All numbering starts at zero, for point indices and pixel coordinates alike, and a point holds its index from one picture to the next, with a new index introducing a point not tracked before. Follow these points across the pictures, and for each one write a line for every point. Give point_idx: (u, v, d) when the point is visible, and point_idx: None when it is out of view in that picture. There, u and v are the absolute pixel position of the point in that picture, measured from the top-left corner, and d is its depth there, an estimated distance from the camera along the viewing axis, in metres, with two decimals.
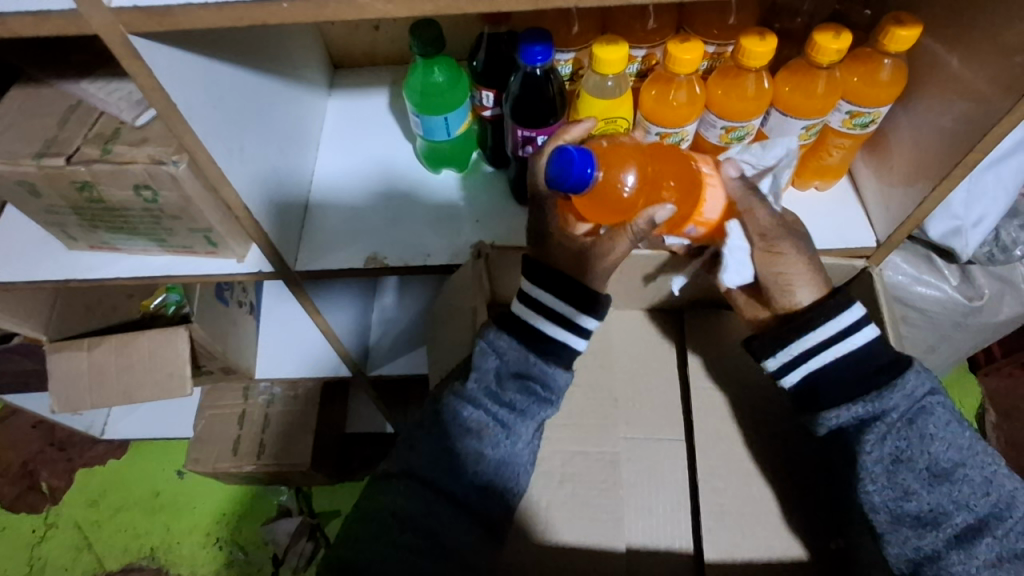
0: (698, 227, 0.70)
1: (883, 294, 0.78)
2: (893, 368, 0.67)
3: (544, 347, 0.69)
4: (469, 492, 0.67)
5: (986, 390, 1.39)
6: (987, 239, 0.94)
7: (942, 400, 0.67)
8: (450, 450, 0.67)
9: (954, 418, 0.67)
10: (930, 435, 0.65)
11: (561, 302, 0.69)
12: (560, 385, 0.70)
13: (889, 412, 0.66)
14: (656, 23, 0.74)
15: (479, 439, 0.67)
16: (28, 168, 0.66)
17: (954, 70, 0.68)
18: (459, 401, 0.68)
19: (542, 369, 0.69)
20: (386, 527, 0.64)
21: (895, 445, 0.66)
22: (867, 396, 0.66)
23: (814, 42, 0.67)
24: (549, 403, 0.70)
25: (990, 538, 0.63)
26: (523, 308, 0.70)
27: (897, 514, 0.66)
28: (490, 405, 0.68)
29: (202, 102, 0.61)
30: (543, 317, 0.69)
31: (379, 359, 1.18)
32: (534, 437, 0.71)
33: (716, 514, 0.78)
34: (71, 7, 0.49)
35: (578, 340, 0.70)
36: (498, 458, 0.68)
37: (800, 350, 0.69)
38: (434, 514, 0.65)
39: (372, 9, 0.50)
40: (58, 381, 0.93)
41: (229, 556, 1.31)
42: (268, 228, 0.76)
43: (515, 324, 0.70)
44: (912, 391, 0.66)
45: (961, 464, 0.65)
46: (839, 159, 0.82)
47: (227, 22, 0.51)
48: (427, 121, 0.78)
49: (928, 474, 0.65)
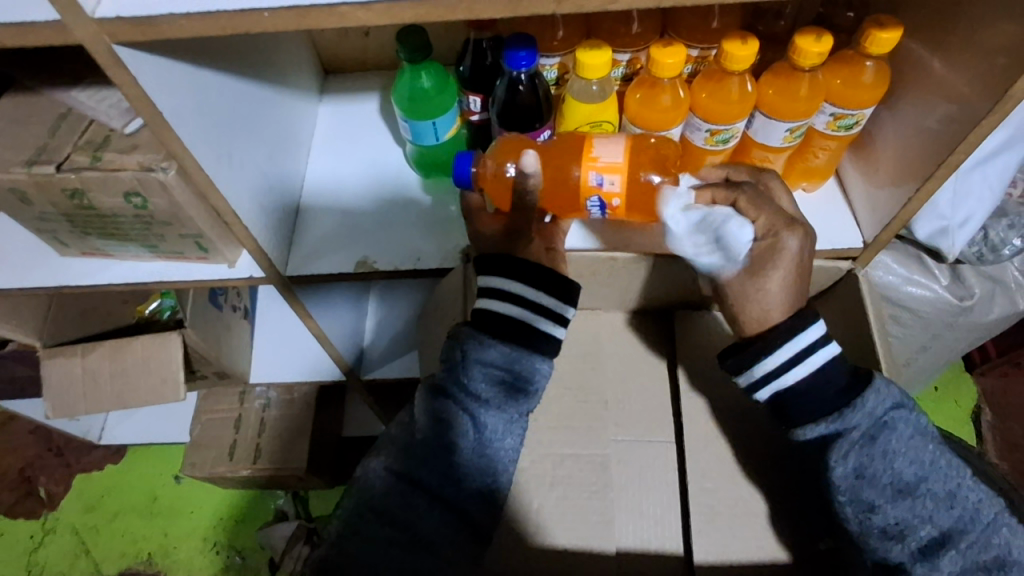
0: (602, 172, 0.66)
1: (868, 294, 0.81)
2: (855, 387, 0.68)
3: (516, 334, 0.69)
4: (441, 483, 0.66)
5: (982, 388, 1.39)
6: (976, 239, 0.95)
7: (907, 415, 0.67)
8: (423, 441, 0.68)
9: (918, 432, 0.67)
10: (892, 451, 0.66)
11: (537, 292, 0.70)
12: (530, 371, 0.69)
13: (851, 430, 0.67)
14: (641, 28, 0.74)
15: (451, 429, 0.67)
16: (19, 176, 0.67)
17: (935, 71, 0.69)
18: (431, 395, 0.69)
19: (507, 355, 0.68)
20: (361, 521, 0.65)
21: (859, 460, 0.66)
22: (830, 416, 0.67)
23: (796, 46, 0.68)
24: (524, 394, 0.69)
25: (954, 551, 0.64)
26: (495, 304, 0.70)
27: (866, 527, 0.68)
28: (461, 395, 0.68)
29: (189, 110, 0.62)
30: (507, 304, 0.70)
31: (374, 363, 1.20)
32: (512, 430, 0.69)
33: (707, 516, 0.78)
34: (55, 17, 0.50)
35: (546, 321, 0.70)
36: (473, 449, 0.67)
37: (762, 373, 0.69)
38: (412, 506, 0.65)
39: (353, 17, 0.50)
40: (52, 386, 0.94)
41: (227, 560, 1.32)
42: (258, 233, 0.77)
43: (491, 319, 0.70)
44: (874, 409, 0.67)
45: (924, 479, 0.66)
46: (825, 160, 0.82)
47: (211, 31, 0.51)
48: (414, 126, 0.79)
49: (891, 489, 0.67)
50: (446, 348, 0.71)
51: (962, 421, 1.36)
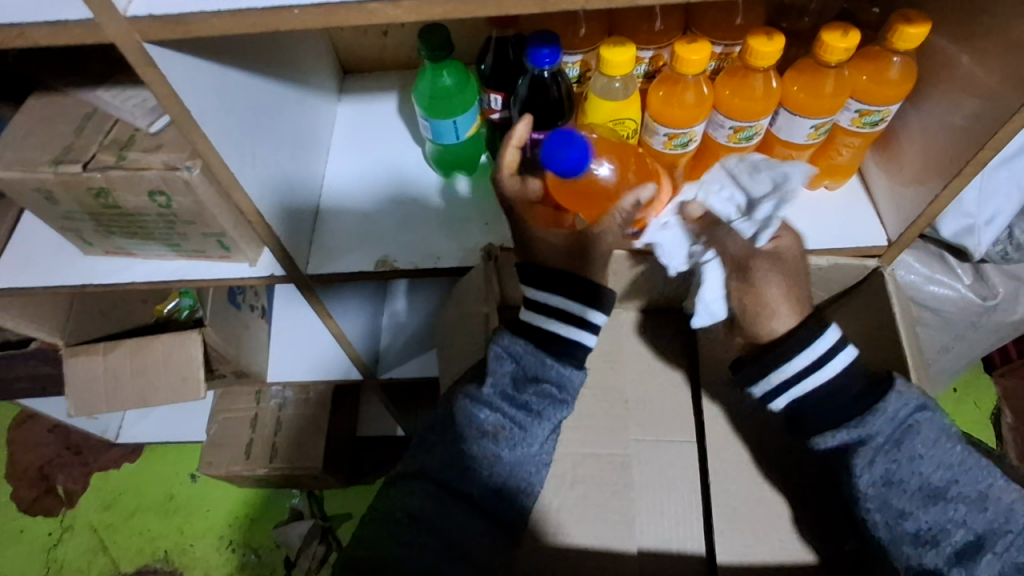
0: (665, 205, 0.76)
1: (894, 292, 0.79)
2: (872, 392, 0.67)
3: (556, 347, 0.68)
4: (482, 493, 0.66)
5: (1003, 390, 1.37)
6: (1000, 238, 0.94)
7: (931, 416, 0.66)
8: (465, 452, 0.66)
9: (944, 434, 0.67)
10: (918, 456, 0.65)
11: (575, 304, 0.68)
12: (576, 384, 0.69)
13: (874, 437, 0.65)
14: (664, 25, 0.74)
15: (496, 442, 0.66)
16: (45, 175, 0.67)
17: (963, 67, 0.68)
18: (474, 404, 0.67)
19: (558, 370, 0.68)
20: (399, 527, 0.63)
21: (885, 467, 0.66)
22: (851, 422, 0.66)
23: (821, 42, 0.67)
24: (566, 405, 0.69)
25: (991, 554, 0.63)
26: (542, 318, 0.69)
27: (897, 533, 0.66)
28: (507, 407, 0.67)
29: (213, 108, 0.62)
30: (555, 321, 0.68)
31: (390, 363, 1.20)
32: (550, 438, 0.69)
33: (728, 515, 0.78)
34: (88, 17, 0.50)
35: (590, 335, 0.69)
36: (515, 461, 0.66)
37: (778, 381, 0.67)
38: (450, 514, 0.64)
39: (382, 14, 0.50)
40: (75, 384, 0.95)
41: (243, 558, 1.32)
42: (279, 230, 0.77)
43: (531, 332, 0.69)
44: (896, 413, 0.65)
45: (953, 481, 0.65)
46: (848, 157, 0.81)
47: (239, 29, 0.51)
48: (435, 124, 0.79)
49: (920, 493, 0.65)
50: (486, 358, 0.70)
51: (982, 423, 1.34)
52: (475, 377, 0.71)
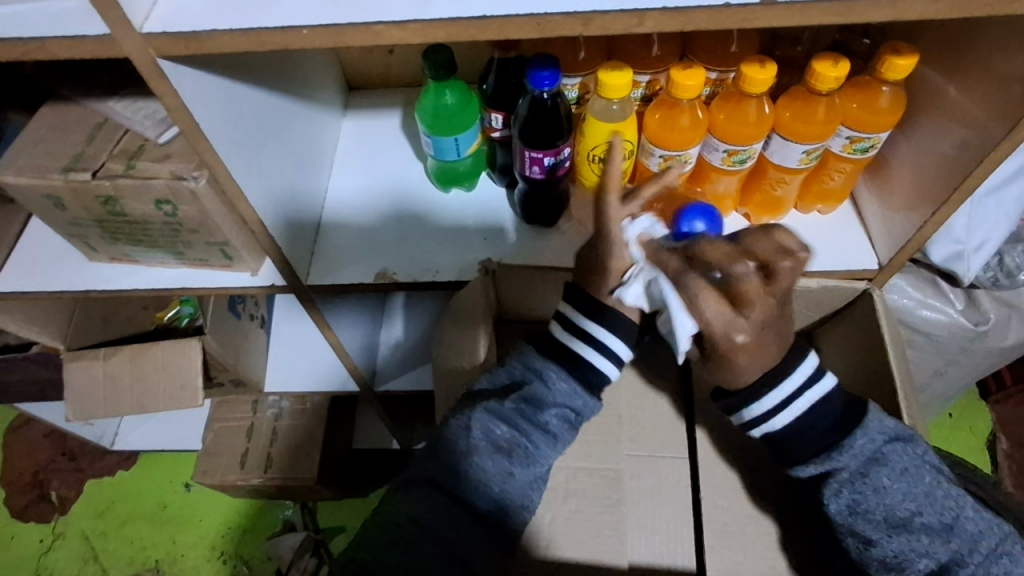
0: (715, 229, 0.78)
1: (883, 314, 0.80)
2: (845, 423, 0.67)
3: (572, 364, 0.71)
4: (490, 508, 0.66)
5: (998, 416, 1.38)
6: (991, 264, 0.95)
7: (900, 449, 0.66)
8: (472, 466, 0.66)
9: (913, 466, 0.66)
10: (884, 487, 0.65)
11: (577, 316, 0.71)
12: (590, 413, 0.72)
13: (840, 470, 0.66)
14: (661, 50, 0.76)
15: (509, 458, 0.67)
16: (55, 182, 0.69)
17: (951, 97, 0.70)
18: (492, 419, 0.68)
19: (581, 399, 0.71)
20: (399, 530, 0.62)
21: (850, 497, 0.65)
22: (819, 456, 0.67)
23: (813, 70, 0.69)
24: (576, 430, 0.72)
25: None
26: (563, 334, 0.72)
27: (865, 560, 0.65)
28: (525, 424, 0.68)
29: (222, 120, 0.64)
30: (567, 332, 0.72)
31: (387, 375, 1.21)
32: (554, 462, 0.71)
33: (719, 532, 0.79)
34: (106, 32, 0.52)
35: (596, 354, 0.70)
36: (525, 479, 0.68)
37: (748, 419, 0.68)
38: (455, 522, 0.63)
39: (388, 36, 0.52)
40: (75, 389, 0.96)
41: (234, 570, 1.32)
42: (282, 241, 0.79)
43: (556, 352, 0.72)
44: (861, 449, 0.66)
45: (918, 513, 0.64)
46: (841, 183, 0.83)
47: (250, 46, 0.53)
48: (437, 141, 0.81)
49: (885, 524, 0.64)
50: (513, 374, 0.72)
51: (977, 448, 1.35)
52: (489, 392, 0.71)
